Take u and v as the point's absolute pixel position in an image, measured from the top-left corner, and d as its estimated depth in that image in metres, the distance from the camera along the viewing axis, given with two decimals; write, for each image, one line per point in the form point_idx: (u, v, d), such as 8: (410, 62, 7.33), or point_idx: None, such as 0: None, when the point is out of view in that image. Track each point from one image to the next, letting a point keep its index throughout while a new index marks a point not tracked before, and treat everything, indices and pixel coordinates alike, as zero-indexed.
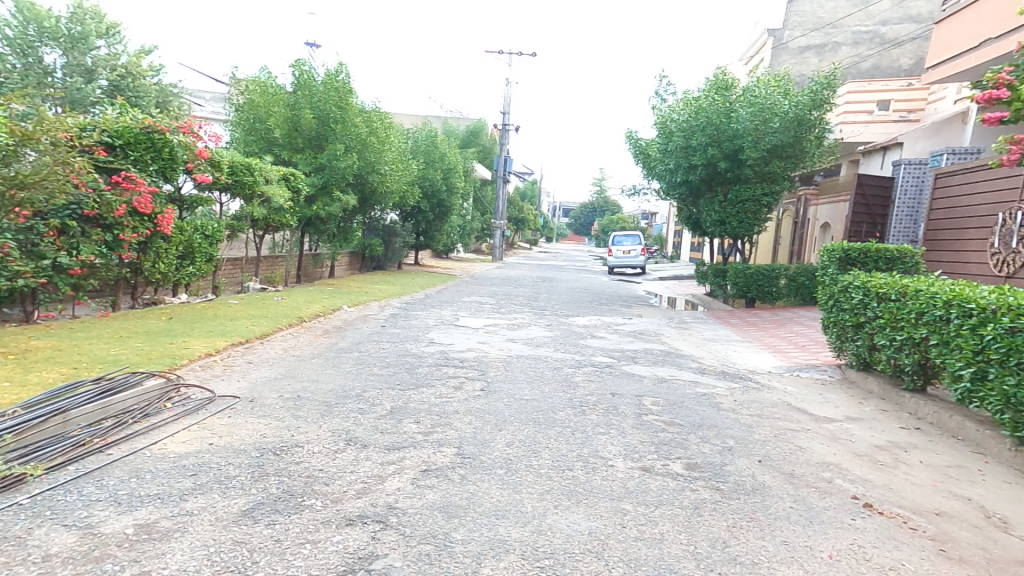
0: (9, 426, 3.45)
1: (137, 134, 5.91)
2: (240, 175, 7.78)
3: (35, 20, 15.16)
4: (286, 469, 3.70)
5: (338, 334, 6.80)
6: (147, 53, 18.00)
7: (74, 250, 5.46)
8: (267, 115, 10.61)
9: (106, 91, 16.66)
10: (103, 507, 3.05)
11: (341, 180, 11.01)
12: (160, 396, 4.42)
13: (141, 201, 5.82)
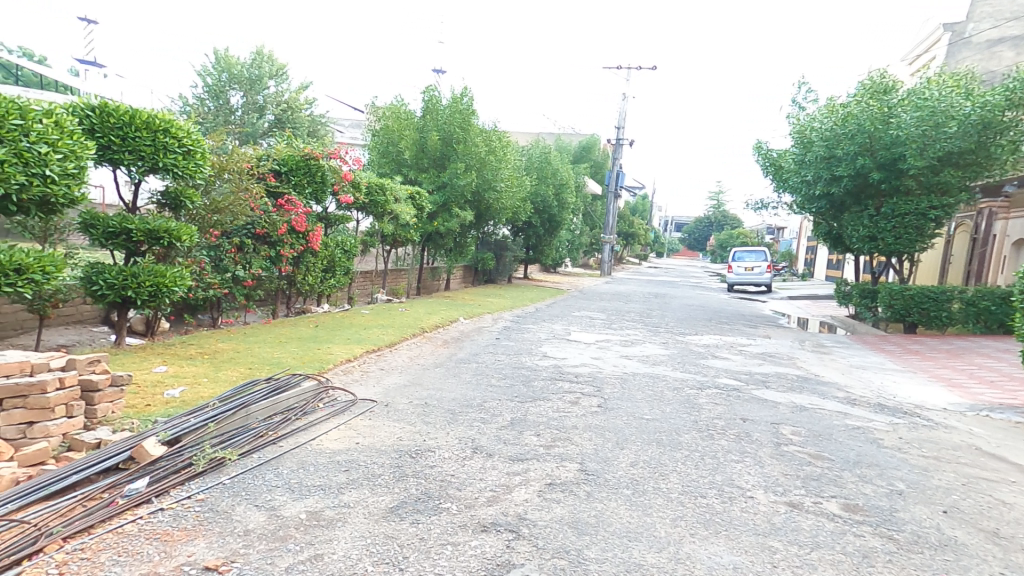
0: (210, 417, 4.15)
1: (298, 161, 6.85)
2: (374, 195, 8.59)
3: (226, 68, 19.30)
4: (423, 472, 3.99)
5: (456, 345, 7.20)
6: (305, 88, 20.80)
7: (247, 265, 6.37)
8: (399, 139, 11.53)
9: (271, 123, 19.93)
10: (282, 492, 3.53)
11: (460, 197, 11.76)
12: (315, 396, 5.01)
13: (297, 221, 6.67)
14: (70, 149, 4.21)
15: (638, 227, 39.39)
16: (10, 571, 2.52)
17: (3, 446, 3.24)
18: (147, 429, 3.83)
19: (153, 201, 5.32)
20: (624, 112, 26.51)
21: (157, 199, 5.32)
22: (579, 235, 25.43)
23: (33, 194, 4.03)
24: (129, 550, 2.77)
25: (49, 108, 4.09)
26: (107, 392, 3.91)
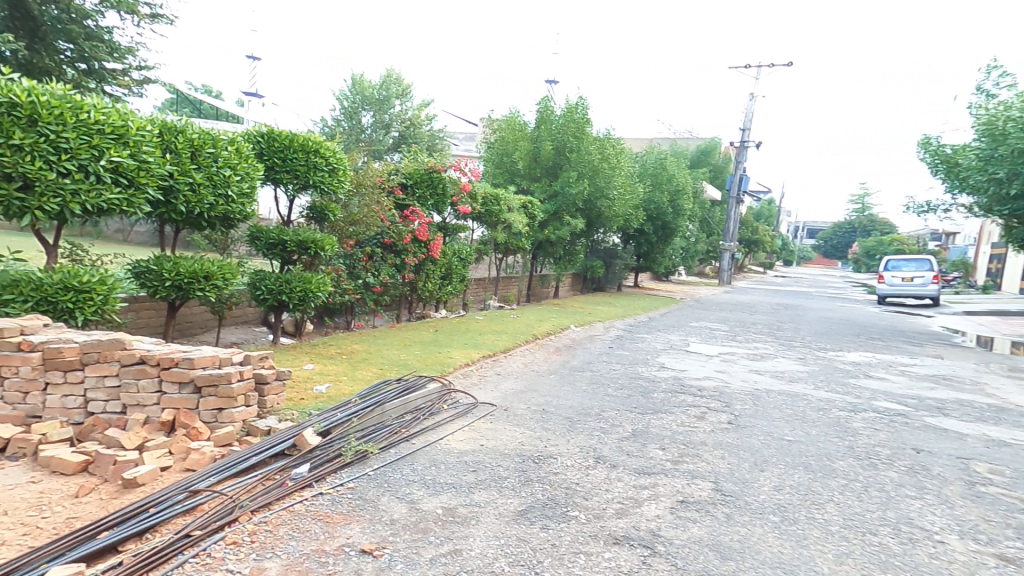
0: (354, 412, 4.53)
1: (422, 174, 7.32)
2: (490, 206, 8.94)
3: (360, 92, 21.36)
4: (547, 478, 3.93)
5: (569, 352, 7.19)
6: (427, 106, 22.34)
7: (377, 273, 6.90)
8: (514, 150, 11.99)
9: (397, 139, 21.62)
10: (418, 487, 3.71)
11: (571, 206, 11.89)
12: (440, 397, 5.24)
13: (420, 231, 7.09)
14: (245, 171, 4.96)
15: (763, 233, 36.42)
16: (216, 534, 3.02)
17: (202, 427, 4.06)
18: (305, 421, 4.33)
19: (303, 215, 5.99)
20: (749, 111, 24.96)
21: (305, 212, 5.98)
22: (693, 242, 24.22)
23: (218, 212, 4.83)
24: (300, 527, 3.15)
25: (232, 138, 4.89)
26: (273, 385, 4.52)
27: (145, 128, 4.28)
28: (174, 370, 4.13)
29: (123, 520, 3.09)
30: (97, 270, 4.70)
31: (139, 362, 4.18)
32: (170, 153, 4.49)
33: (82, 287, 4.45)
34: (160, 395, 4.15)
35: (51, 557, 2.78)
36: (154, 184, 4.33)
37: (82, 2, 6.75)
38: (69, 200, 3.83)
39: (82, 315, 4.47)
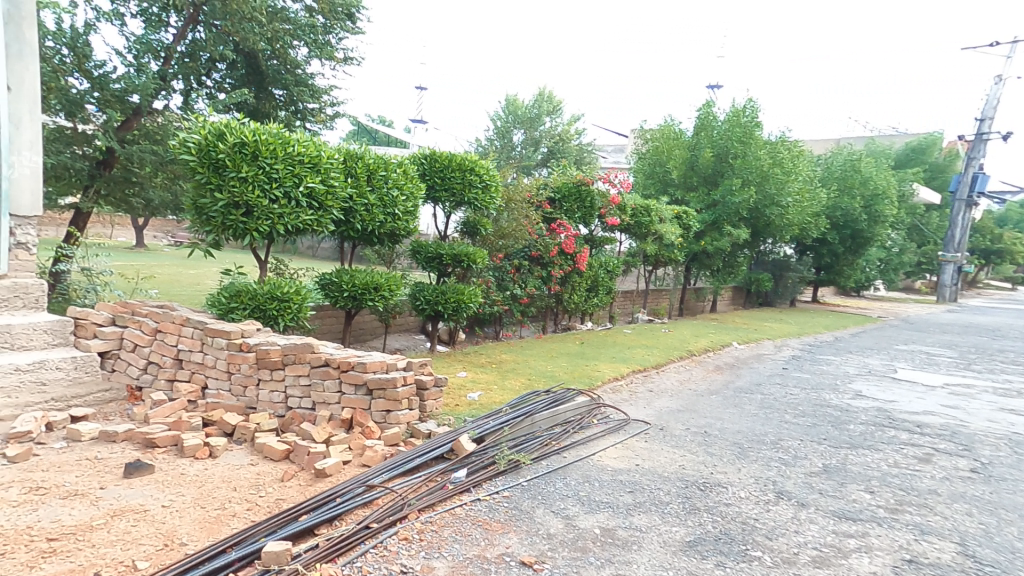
0: (504, 421, 4.52)
1: (570, 188, 7.41)
2: (639, 218, 8.98)
3: (513, 112, 22.75)
4: (717, 508, 3.44)
5: (732, 371, 6.52)
6: (577, 120, 22.78)
7: (524, 285, 7.06)
8: (668, 159, 12.51)
9: (546, 154, 22.34)
10: (574, 503, 3.52)
11: (732, 215, 11.82)
12: (590, 411, 5.02)
13: (567, 243, 7.13)
14: (409, 191, 5.45)
15: (1009, 242, 29.65)
16: (390, 529, 3.20)
17: (374, 426, 4.46)
18: (461, 427, 4.45)
19: (458, 230, 6.33)
20: (994, 97, 20.85)
21: (459, 227, 6.31)
22: (896, 253, 20.73)
23: (387, 228, 5.37)
24: (462, 531, 3.19)
25: (400, 161, 5.42)
26: (431, 391, 4.77)
27: (334, 157, 4.98)
28: (351, 373, 4.61)
29: (316, 507, 3.44)
30: (294, 282, 5.51)
31: (324, 364, 4.75)
32: (352, 177, 5.14)
33: (283, 297, 5.25)
34: (341, 395, 4.66)
35: (266, 533, 3.19)
36: (337, 207, 4.97)
37: (295, 55, 7.83)
38: (276, 222, 4.59)
39: (283, 321, 5.23)
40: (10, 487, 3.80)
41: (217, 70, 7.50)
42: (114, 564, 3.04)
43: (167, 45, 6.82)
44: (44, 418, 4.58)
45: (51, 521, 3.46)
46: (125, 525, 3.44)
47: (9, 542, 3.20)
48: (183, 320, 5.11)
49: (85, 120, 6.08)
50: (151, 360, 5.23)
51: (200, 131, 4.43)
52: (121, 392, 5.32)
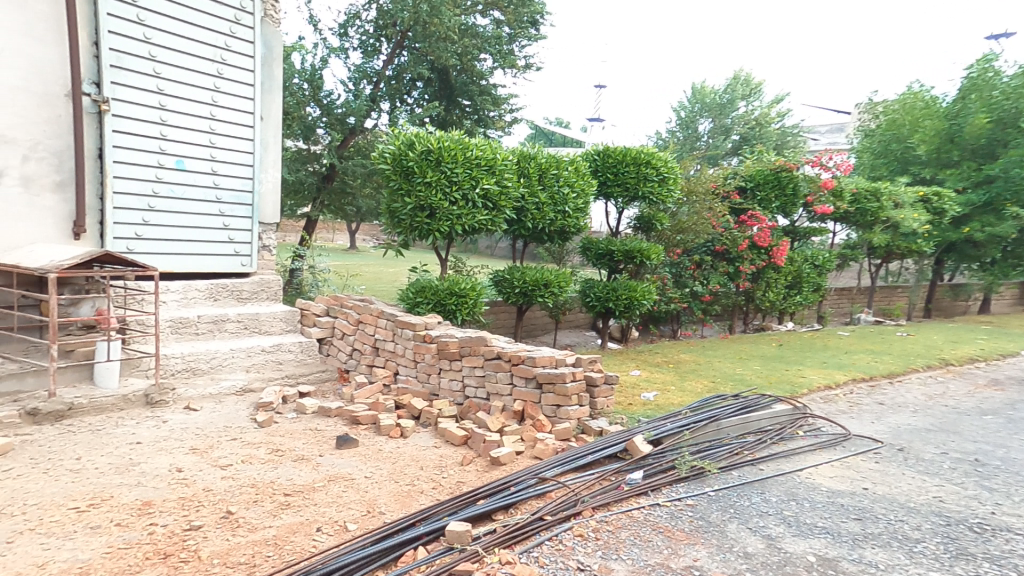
0: (686, 424, 4.27)
1: (766, 175, 8.22)
2: (863, 202, 9.63)
3: (700, 99, 21.62)
4: (1004, 559, 2.79)
5: (1015, 392, 5.79)
6: (780, 101, 20.84)
7: (706, 281, 8.05)
8: (911, 132, 12.18)
9: (736, 143, 20.74)
10: (776, 522, 3.16)
11: (1012, 192, 11.15)
12: (792, 421, 4.55)
13: (758, 236, 7.91)
14: (581, 188, 5.57)
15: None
16: (565, 524, 3.22)
17: (545, 419, 4.55)
18: (635, 427, 4.32)
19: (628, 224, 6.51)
20: None
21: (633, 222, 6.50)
22: None
23: (557, 226, 5.54)
24: (642, 536, 3.08)
25: (572, 159, 5.57)
26: (602, 388, 4.72)
27: (508, 159, 5.25)
28: (522, 367, 4.75)
29: (492, 493, 3.62)
30: (470, 279, 5.92)
31: (496, 357, 4.98)
32: (525, 177, 5.39)
33: (460, 292, 5.68)
34: (512, 387, 4.83)
35: (448, 512, 3.44)
36: (510, 206, 5.25)
37: (481, 67, 8.51)
38: (455, 222, 5.02)
39: (460, 315, 5.66)
40: (259, 446, 4.70)
41: (416, 89, 8.40)
42: (330, 522, 3.58)
43: (379, 71, 7.96)
44: (281, 392, 5.59)
45: (286, 479, 4.18)
46: (338, 490, 4.02)
47: (259, 492, 3.95)
48: (378, 312, 5.79)
49: (317, 141, 7.34)
50: (355, 347, 6.05)
51: (395, 142, 5.04)
52: (333, 373, 6.25)
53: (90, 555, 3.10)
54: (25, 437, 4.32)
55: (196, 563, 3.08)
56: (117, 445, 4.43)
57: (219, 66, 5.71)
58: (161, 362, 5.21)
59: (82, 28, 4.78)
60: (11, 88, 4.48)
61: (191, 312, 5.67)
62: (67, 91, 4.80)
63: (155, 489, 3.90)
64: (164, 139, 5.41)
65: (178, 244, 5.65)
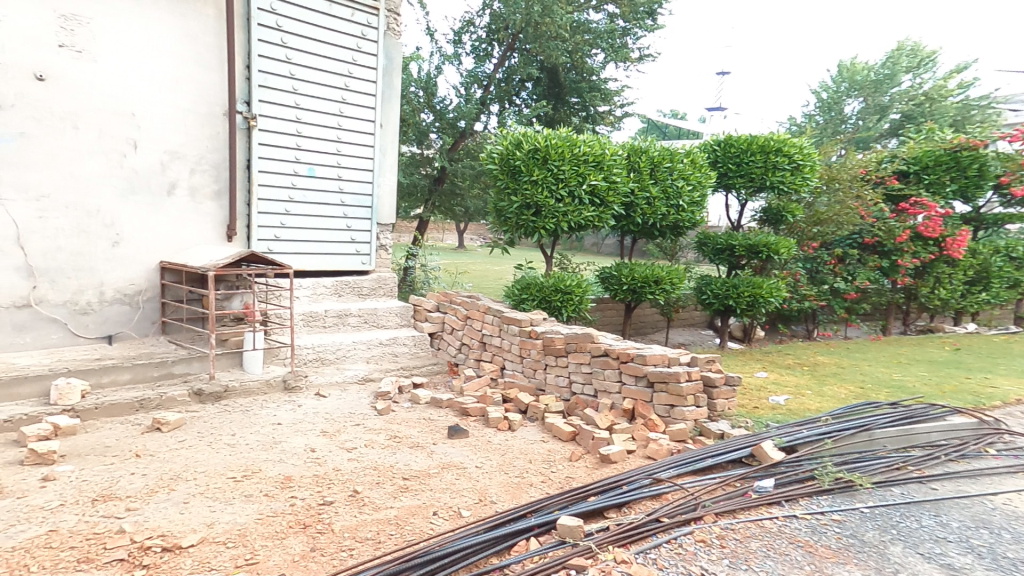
0: (828, 433, 4.04)
1: (931, 158, 8.47)
2: None
3: (850, 77, 18.33)
4: None
5: None
6: (962, 72, 16.48)
7: (851, 278, 8.32)
8: None
9: (896, 122, 16.95)
10: (960, 551, 2.84)
11: None
12: (977, 437, 4.19)
13: (924, 226, 8.11)
14: (696, 180, 5.47)
15: None
16: (684, 528, 3.11)
17: (658, 419, 4.40)
18: (764, 432, 4.11)
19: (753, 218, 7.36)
20: None
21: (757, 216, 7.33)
22: None
23: (669, 220, 5.49)
24: (777, 548, 2.88)
25: (687, 151, 5.47)
26: (722, 389, 4.54)
27: (616, 154, 5.21)
28: (631, 364, 4.65)
29: (603, 491, 3.58)
30: (576, 276, 5.94)
31: (604, 354, 4.90)
32: (634, 171, 5.38)
33: (565, 290, 5.72)
34: (621, 385, 4.74)
35: (559, 506, 3.46)
36: (618, 202, 5.21)
37: (592, 63, 8.54)
38: (561, 220, 5.03)
39: (566, 312, 5.70)
40: (380, 432, 5.05)
41: (525, 90, 8.65)
42: (446, 507, 3.76)
43: (490, 75, 8.28)
44: (397, 383, 5.97)
45: (404, 464, 4.45)
46: (451, 477, 4.20)
47: (381, 474, 4.25)
48: (485, 308, 6.01)
49: (428, 145, 7.75)
50: (464, 342, 6.34)
51: (503, 143, 5.19)
52: (444, 366, 6.56)
53: (246, 519, 3.53)
54: (193, 413, 5.00)
55: (330, 535, 3.39)
56: (262, 425, 4.98)
57: (346, 80, 6.30)
58: (296, 351, 5.82)
59: (238, 54, 5.59)
60: (181, 110, 5.38)
61: (319, 307, 6.29)
62: (224, 110, 5.64)
63: (294, 465, 4.34)
64: (298, 149, 6.07)
65: (309, 243, 6.29)
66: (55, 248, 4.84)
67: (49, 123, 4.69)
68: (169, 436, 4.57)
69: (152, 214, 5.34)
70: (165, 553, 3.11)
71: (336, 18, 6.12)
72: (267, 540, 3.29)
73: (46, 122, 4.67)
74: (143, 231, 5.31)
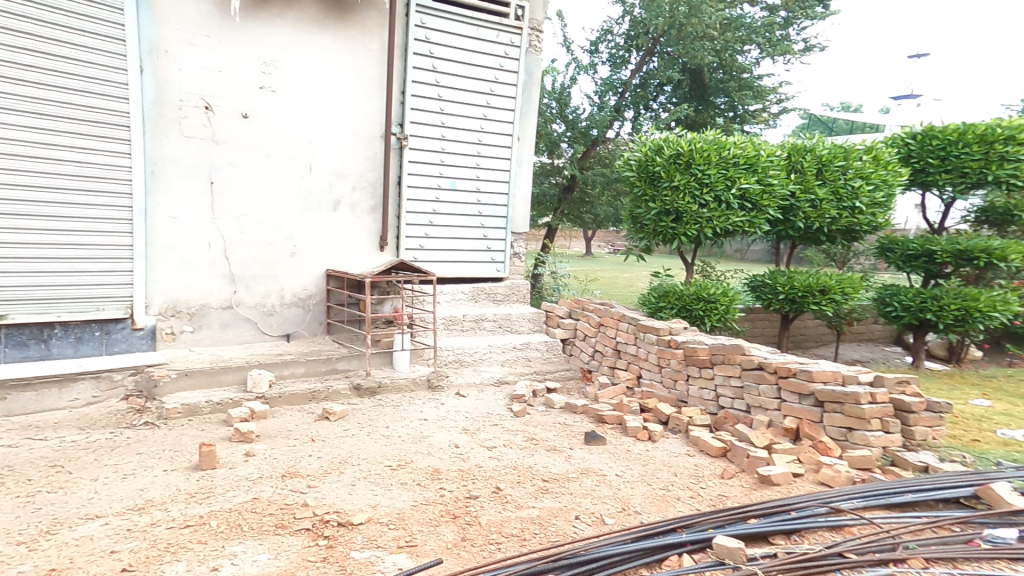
0: None
1: None
2: None
3: None
4: None
5: None
6: None
7: None
8: None
9: None
10: None
11: None
12: None
13: None
14: (879, 179, 5.17)
15: None
16: (880, 568, 2.79)
17: (832, 443, 4.04)
18: (989, 472, 3.60)
19: (966, 219, 7.16)
20: None
21: (970, 215, 7.14)
22: None
23: (840, 224, 5.24)
24: None
25: (869, 147, 5.20)
26: (923, 416, 4.05)
27: (773, 154, 4.94)
28: (792, 380, 4.36)
29: (766, 514, 3.35)
30: (721, 285, 5.70)
31: (758, 367, 4.64)
32: (797, 172, 5.33)
33: (710, 298, 5.51)
34: (780, 402, 4.44)
35: (713, 525, 3.32)
36: (774, 205, 4.90)
37: (744, 61, 8.30)
38: (705, 226, 4.80)
39: (710, 322, 5.48)
40: (517, 433, 5.25)
41: (663, 94, 8.68)
42: (590, 513, 3.79)
43: (626, 81, 8.39)
44: (531, 387, 6.12)
45: (542, 466, 4.57)
46: (592, 483, 4.23)
47: (522, 474, 4.41)
48: (620, 316, 6.01)
49: (559, 154, 7.94)
50: (597, 349, 6.40)
51: (642, 150, 5.16)
52: (576, 372, 6.65)
53: (403, 504, 3.89)
54: (354, 405, 5.64)
55: (478, 527, 3.60)
56: (411, 419, 5.46)
57: (488, 97, 6.72)
58: (438, 353, 6.30)
59: (395, 81, 6.22)
60: (347, 136, 6.11)
61: (458, 312, 6.76)
62: (381, 133, 6.28)
63: (441, 459, 4.68)
64: (443, 165, 6.58)
65: (449, 252, 6.77)
66: (250, 258, 5.77)
67: (251, 153, 5.63)
68: (336, 425, 5.19)
69: (322, 228, 6.12)
70: (340, 527, 3.53)
71: (481, 42, 6.55)
72: (424, 526, 3.59)
73: (247, 153, 5.61)
74: (313, 243, 6.10)
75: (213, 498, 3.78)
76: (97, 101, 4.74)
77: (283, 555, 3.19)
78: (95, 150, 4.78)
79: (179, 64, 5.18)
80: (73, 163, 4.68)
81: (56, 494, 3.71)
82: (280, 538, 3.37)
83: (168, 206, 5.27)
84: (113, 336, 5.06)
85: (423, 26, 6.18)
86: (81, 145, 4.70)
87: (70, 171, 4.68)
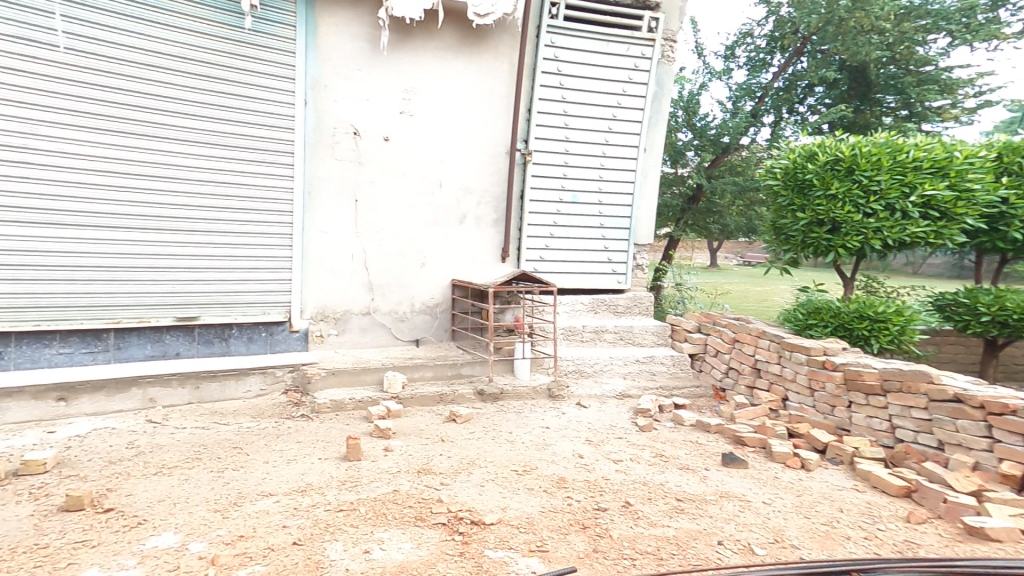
0: None
1: None
2: None
3: None
4: None
5: None
6: None
7: None
8: None
9: None
10: None
11: None
12: None
13: None
14: None
15: None
16: None
17: None
18: None
19: None
20: None
21: None
22: None
23: None
24: None
25: None
26: None
27: (969, 156, 4.39)
28: (1009, 419, 3.75)
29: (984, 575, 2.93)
30: (892, 303, 5.17)
31: (955, 400, 4.09)
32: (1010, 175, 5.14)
33: (878, 317, 5.02)
34: (992, 442, 3.85)
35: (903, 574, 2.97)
36: (972, 214, 4.33)
37: (922, 53, 7.62)
38: (871, 236, 4.35)
39: (877, 344, 4.98)
40: (645, 448, 5.12)
41: (813, 95, 8.31)
42: (736, 540, 3.56)
43: (767, 86, 8.23)
44: (657, 401, 5.99)
45: (675, 484, 4.40)
46: (733, 508, 3.99)
47: (652, 490, 4.29)
48: (760, 332, 5.70)
49: (685, 164, 7.73)
50: (732, 366, 6.09)
51: (789, 156, 4.86)
52: (707, 389, 6.35)
53: (533, 509, 3.96)
54: (478, 410, 5.86)
55: (610, 540, 3.56)
56: (534, 426, 5.56)
57: (614, 110, 6.70)
58: (557, 362, 6.35)
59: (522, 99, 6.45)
60: (475, 154, 6.44)
61: (577, 322, 6.80)
62: (507, 149, 6.54)
63: (566, 468, 4.70)
64: (565, 177, 6.68)
65: (572, 264, 6.85)
66: (387, 269, 6.27)
67: (391, 173, 6.14)
68: (463, 427, 5.42)
69: (449, 241, 6.49)
70: (474, 525, 3.67)
71: (610, 55, 6.57)
72: (554, 533, 3.62)
73: (388, 172, 6.13)
74: (442, 255, 6.49)
75: (360, 487, 4.14)
76: (273, 133, 5.51)
77: (424, 546, 3.38)
78: (270, 175, 5.55)
79: (335, 95, 5.80)
80: (253, 186, 5.47)
81: (239, 471, 4.26)
82: (420, 529, 3.59)
83: (323, 222, 5.91)
84: (277, 336, 5.79)
85: (553, 45, 6.36)
86: (260, 171, 5.49)
87: (251, 194, 5.47)
